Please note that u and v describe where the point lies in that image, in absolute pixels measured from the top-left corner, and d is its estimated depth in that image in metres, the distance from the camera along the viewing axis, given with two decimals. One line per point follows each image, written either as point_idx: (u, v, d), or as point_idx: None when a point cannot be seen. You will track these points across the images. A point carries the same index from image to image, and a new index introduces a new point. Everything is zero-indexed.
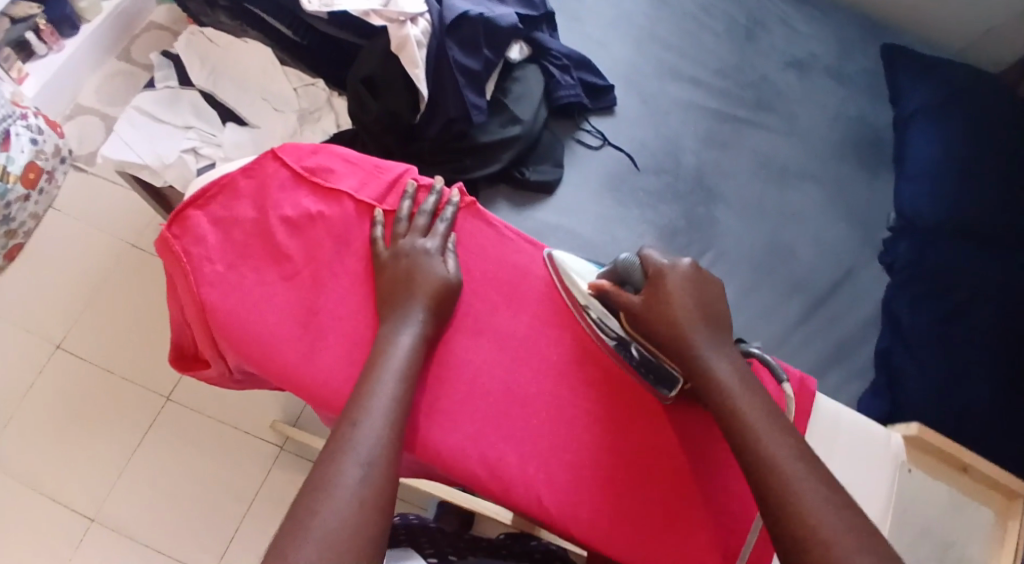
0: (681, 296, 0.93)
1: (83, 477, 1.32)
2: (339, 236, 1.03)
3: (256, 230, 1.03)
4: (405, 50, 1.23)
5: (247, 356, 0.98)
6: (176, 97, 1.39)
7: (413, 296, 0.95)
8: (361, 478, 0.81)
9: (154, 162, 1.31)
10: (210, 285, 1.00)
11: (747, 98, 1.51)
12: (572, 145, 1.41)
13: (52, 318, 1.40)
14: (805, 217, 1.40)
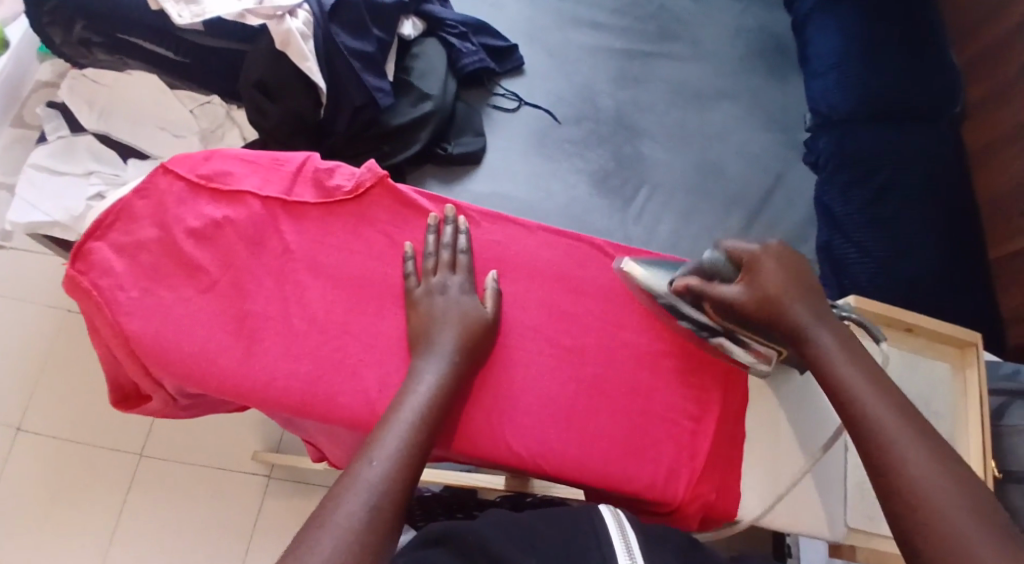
0: (779, 286, 0.75)
1: (74, 548, 1.28)
2: (252, 238, 0.80)
3: (164, 250, 0.79)
4: (291, 46, 1.02)
5: (191, 378, 0.76)
6: (72, 146, 1.11)
7: (443, 327, 0.75)
8: (365, 520, 0.63)
9: (64, 217, 1.05)
10: (130, 315, 0.76)
11: (649, 30, 1.42)
12: (488, 113, 1.29)
13: (5, 400, 1.35)
14: (727, 133, 1.35)
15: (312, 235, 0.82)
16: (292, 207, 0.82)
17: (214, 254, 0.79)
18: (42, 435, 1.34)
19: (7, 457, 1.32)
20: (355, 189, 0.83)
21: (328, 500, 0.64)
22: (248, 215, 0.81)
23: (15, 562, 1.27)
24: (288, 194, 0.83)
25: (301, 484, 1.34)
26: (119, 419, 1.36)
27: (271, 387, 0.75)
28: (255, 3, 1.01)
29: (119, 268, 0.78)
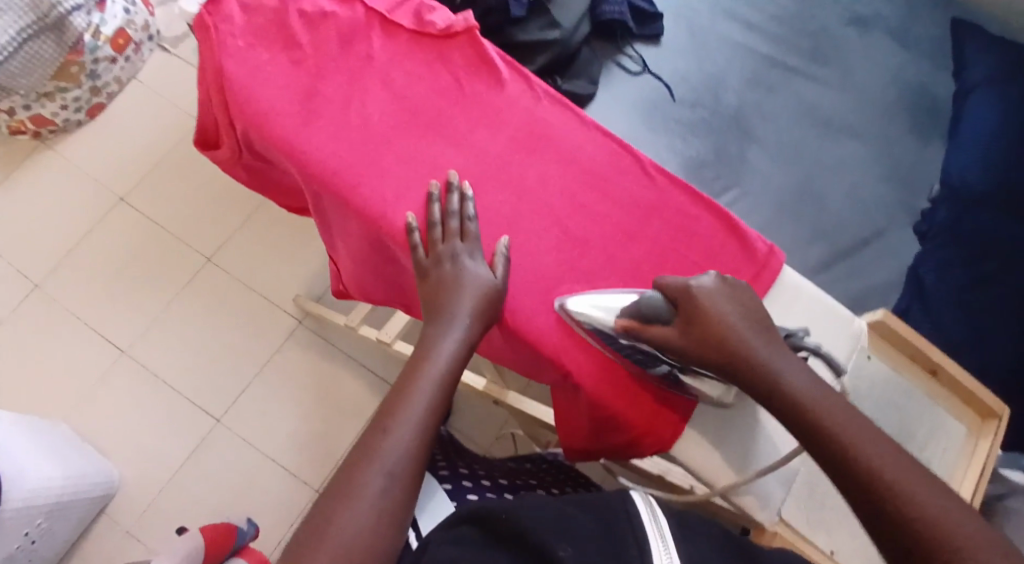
0: (723, 318, 0.71)
1: (125, 314, 1.43)
2: (348, 40, 0.87)
3: (276, 20, 0.87)
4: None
5: (256, 131, 0.84)
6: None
7: (460, 298, 0.76)
8: (384, 489, 0.69)
9: None
10: (231, 59, 0.85)
11: (802, 47, 1.39)
12: (610, 68, 1.31)
13: (120, 173, 1.52)
14: (843, 170, 1.30)
15: (395, 54, 0.87)
16: (388, 25, 0.88)
17: (311, 37, 0.87)
18: (135, 212, 1.50)
19: (102, 218, 1.49)
20: (446, 30, 0.88)
21: (353, 470, 0.70)
22: (352, 17, 0.88)
23: (74, 306, 1.43)
24: (387, 14, 0.89)
25: (323, 342, 1.43)
26: (199, 223, 1.50)
27: (312, 161, 0.82)
28: None
29: (237, 19, 0.87)
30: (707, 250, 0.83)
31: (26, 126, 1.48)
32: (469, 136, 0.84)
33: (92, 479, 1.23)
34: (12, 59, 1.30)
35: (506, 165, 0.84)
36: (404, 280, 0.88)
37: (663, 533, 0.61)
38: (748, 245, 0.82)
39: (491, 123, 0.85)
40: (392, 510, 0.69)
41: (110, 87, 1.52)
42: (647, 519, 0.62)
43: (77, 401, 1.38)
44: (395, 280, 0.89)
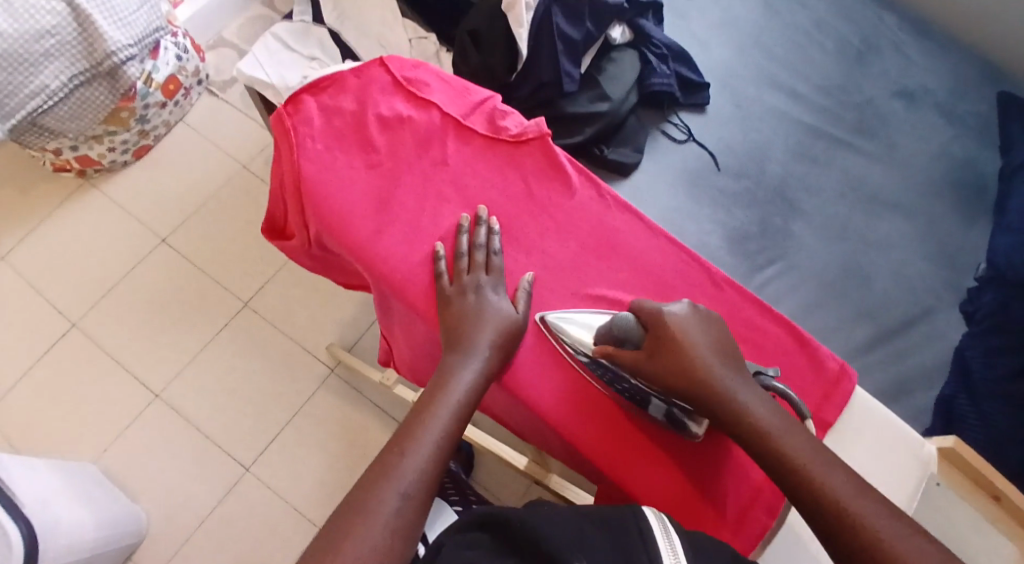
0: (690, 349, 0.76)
1: (161, 357, 1.44)
2: (424, 144, 0.89)
3: (354, 122, 0.90)
4: (512, 10, 1.07)
5: (331, 233, 0.86)
6: (307, 33, 1.19)
7: (481, 330, 0.79)
8: (399, 508, 0.70)
9: (278, 83, 1.12)
10: (310, 162, 0.88)
11: (848, 120, 1.39)
12: (656, 136, 1.32)
13: (163, 215, 1.54)
14: (888, 247, 1.28)
15: (469, 157, 0.89)
16: (462, 129, 0.90)
17: (387, 140, 0.89)
18: (176, 253, 1.52)
19: (144, 258, 1.51)
20: (518, 135, 0.90)
21: (367, 489, 0.71)
22: (428, 123, 0.90)
23: (112, 346, 1.45)
24: (461, 118, 0.91)
25: (354, 392, 1.43)
26: (239, 267, 1.51)
27: (388, 267, 0.84)
28: None
29: (317, 123, 0.90)
30: (775, 367, 0.83)
31: (70, 164, 1.50)
32: (541, 244, 0.86)
33: (122, 527, 1.23)
34: (62, 104, 1.33)
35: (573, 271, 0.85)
36: None
37: (676, 550, 0.62)
38: (819, 365, 0.82)
39: (561, 229, 0.87)
40: (404, 529, 0.70)
41: (159, 130, 1.56)
42: (660, 538, 0.63)
43: (111, 442, 1.39)
44: None
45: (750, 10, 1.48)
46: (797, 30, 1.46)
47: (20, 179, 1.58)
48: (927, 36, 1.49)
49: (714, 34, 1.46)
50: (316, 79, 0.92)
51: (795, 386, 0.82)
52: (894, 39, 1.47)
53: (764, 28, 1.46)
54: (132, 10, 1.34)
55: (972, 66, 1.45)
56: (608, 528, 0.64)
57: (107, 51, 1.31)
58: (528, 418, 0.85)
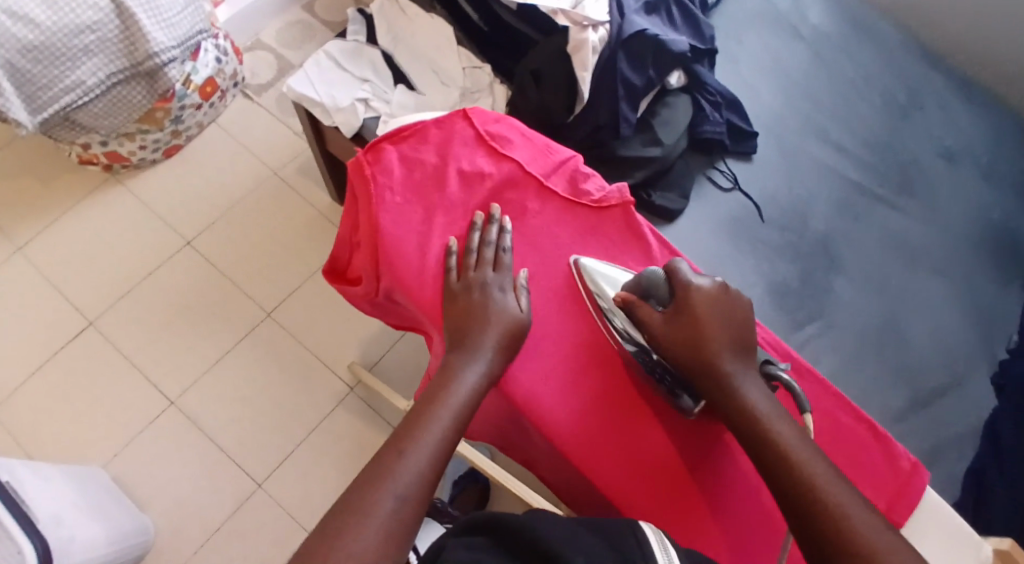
0: (717, 319, 0.80)
1: (179, 362, 1.42)
2: (507, 203, 0.92)
3: (435, 175, 0.93)
4: (578, 53, 1.05)
5: (405, 288, 0.88)
6: (360, 53, 1.20)
7: (486, 330, 0.81)
8: (395, 511, 0.69)
9: (328, 102, 1.15)
10: (389, 213, 0.90)
11: (891, 176, 1.37)
12: (701, 181, 1.31)
13: (191, 217, 1.52)
14: (927, 309, 1.26)
15: (549, 218, 0.92)
16: (544, 189, 0.93)
17: (469, 198, 0.92)
18: (201, 257, 1.49)
19: (167, 261, 1.49)
20: (600, 201, 0.93)
21: (364, 490, 0.70)
22: (510, 181, 0.93)
23: (130, 348, 1.42)
24: (544, 178, 0.94)
25: (372, 413, 1.41)
26: (263, 276, 1.49)
27: None
28: (570, 6, 1.05)
29: (397, 174, 0.92)
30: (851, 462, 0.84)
31: (97, 158, 1.47)
32: None
33: (131, 538, 1.21)
34: (97, 99, 1.30)
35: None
36: (526, 446, 0.91)
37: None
38: (893, 461, 0.84)
39: None
40: (398, 532, 0.69)
41: (191, 129, 1.55)
42: (656, 548, 0.67)
43: (121, 446, 1.36)
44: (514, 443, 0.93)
45: (799, 57, 1.46)
46: (845, 80, 1.45)
47: (44, 168, 1.55)
48: (973, 96, 1.47)
49: (762, 78, 1.44)
50: (397, 128, 0.96)
51: (870, 481, 0.84)
52: (941, 97, 1.46)
53: (811, 75, 1.45)
54: (177, 11, 1.31)
55: (1015, 131, 1.44)
56: (605, 538, 0.67)
57: (149, 52, 1.28)
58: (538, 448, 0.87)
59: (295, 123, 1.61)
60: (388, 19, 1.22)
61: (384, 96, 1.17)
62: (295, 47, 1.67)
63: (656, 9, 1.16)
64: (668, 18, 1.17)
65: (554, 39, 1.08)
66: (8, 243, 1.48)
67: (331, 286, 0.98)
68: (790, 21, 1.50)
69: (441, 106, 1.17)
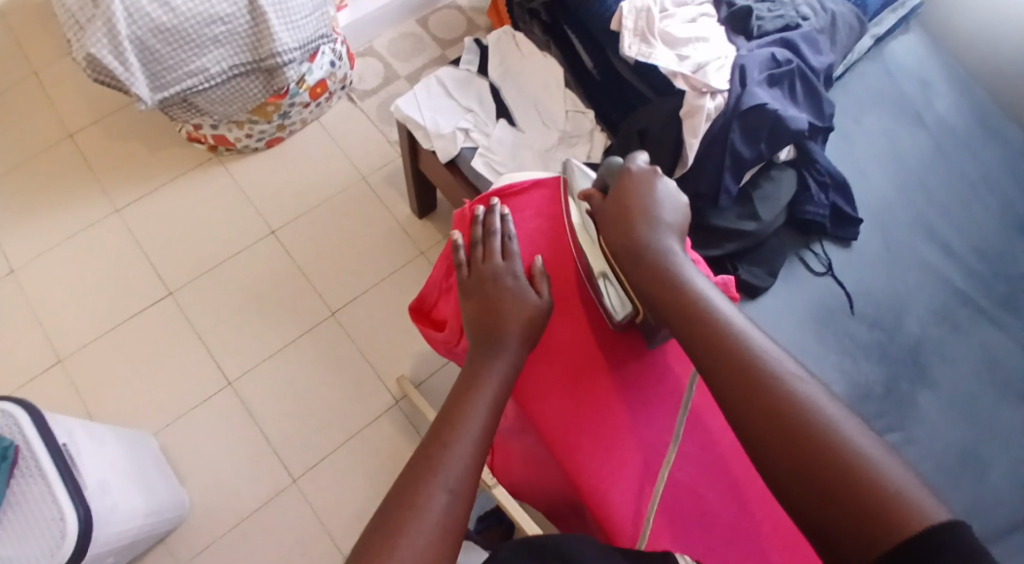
0: (638, 195, 0.91)
1: (243, 346, 1.45)
2: None
3: (536, 234, 0.98)
4: (691, 118, 1.03)
5: None
6: (469, 82, 1.21)
7: (506, 329, 0.87)
8: (447, 504, 0.73)
9: (430, 126, 1.16)
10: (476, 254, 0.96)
11: (996, 290, 1.29)
12: (793, 262, 1.26)
13: (280, 208, 1.56)
14: (1012, 440, 1.18)
15: None
16: None
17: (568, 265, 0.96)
18: (282, 248, 1.52)
19: (251, 246, 1.52)
20: None
21: (416, 482, 0.74)
22: None
23: (202, 326, 1.46)
24: None
25: (415, 430, 1.41)
26: (337, 275, 1.51)
27: (542, 405, 0.90)
28: (690, 70, 1.03)
29: None
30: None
31: (204, 138, 1.52)
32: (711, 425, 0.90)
33: (167, 512, 1.23)
34: (216, 87, 1.34)
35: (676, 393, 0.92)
36: (580, 523, 0.93)
37: None
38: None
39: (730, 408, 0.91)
40: (452, 526, 0.72)
41: (295, 125, 1.59)
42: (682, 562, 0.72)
43: (176, 417, 1.39)
44: (569, 517, 0.95)
45: (918, 149, 1.40)
46: (963, 181, 1.38)
47: (154, 138, 1.61)
48: None
49: (875, 164, 1.38)
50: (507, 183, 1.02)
51: None
52: None
53: (929, 170, 1.38)
54: (304, 14, 1.35)
55: None
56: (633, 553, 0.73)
57: (273, 50, 1.32)
58: (560, 486, 0.93)
59: (391, 132, 1.63)
60: (503, 53, 1.23)
61: (485, 128, 1.18)
62: (406, 59, 1.69)
63: (779, 81, 1.09)
64: (789, 92, 1.10)
65: (668, 102, 1.06)
66: (108, 204, 1.55)
67: (413, 323, 1.03)
68: (915, 110, 1.44)
69: (540, 145, 1.16)
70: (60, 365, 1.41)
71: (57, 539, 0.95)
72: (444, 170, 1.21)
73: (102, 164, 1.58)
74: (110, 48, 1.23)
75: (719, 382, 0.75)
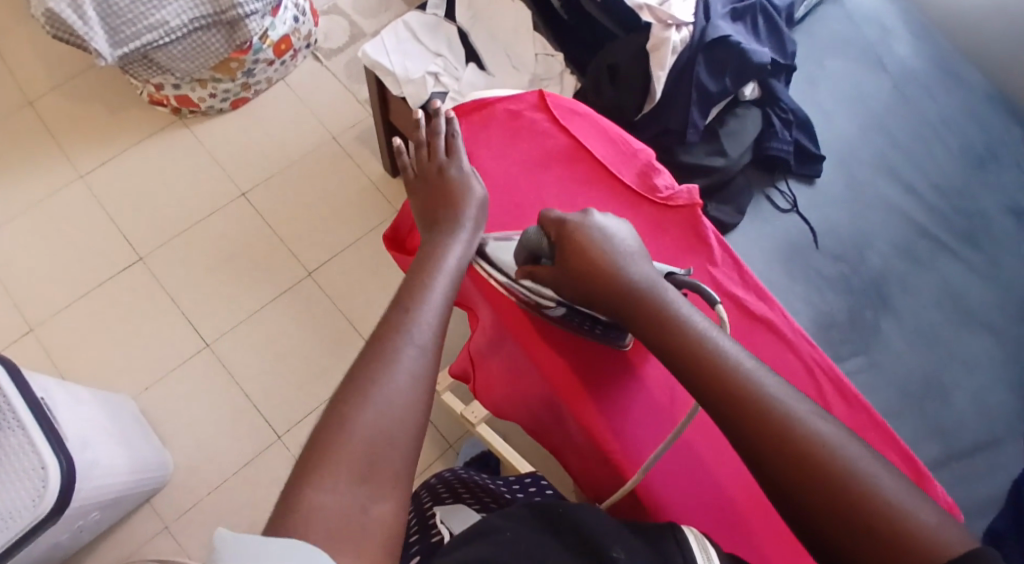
0: (585, 247, 0.84)
1: (218, 307, 1.44)
2: (572, 187, 0.98)
3: (503, 148, 1.01)
4: (658, 52, 1.04)
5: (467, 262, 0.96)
6: (437, 27, 1.22)
7: (452, 212, 0.92)
8: (416, 358, 0.74)
9: (399, 72, 1.17)
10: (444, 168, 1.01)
11: (955, 225, 1.33)
12: (760, 200, 1.30)
13: (249, 169, 1.55)
14: (973, 365, 1.22)
15: (613, 205, 0.98)
16: (616, 182, 0.99)
17: (536, 178, 0.99)
18: (254, 210, 1.52)
19: (221, 209, 1.51)
20: (669, 196, 0.98)
21: (382, 340, 0.75)
22: (576, 161, 1.00)
23: (175, 288, 1.45)
24: (614, 170, 1.00)
25: None
26: (310, 234, 1.51)
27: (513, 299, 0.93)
28: (656, 3, 1.05)
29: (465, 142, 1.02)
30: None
31: (167, 100, 1.51)
32: None
33: (151, 469, 1.23)
34: (176, 43, 1.33)
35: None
36: (555, 432, 0.95)
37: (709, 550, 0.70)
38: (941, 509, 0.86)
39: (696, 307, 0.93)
40: (422, 377, 0.73)
41: (260, 85, 1.58)
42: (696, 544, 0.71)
43: (154, 380, 1.38)
44: (545, 430, 0.96)
45: (880, 90, 1.43)
46: (924, 121, 1.41)
47: (118, 103, 1.58)
48: None
49: (839, 105, 1.41)
50: (476, 103, 1.06)
51: None
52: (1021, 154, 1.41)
53: (891, 110, 1.41)
54: None
55: None
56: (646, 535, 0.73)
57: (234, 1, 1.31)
58: (532, 387, 0.94)
59: (360, 91, 1.62)
60: None
61: (454, 73, 1.19)
62: (370, 17, 1.68)
63: (742, 16, 1.13)
64: (753, 28, 1.14)
65: (637, 36, 1.07)
66: (74, 171, 1.52)
67: (387, 248, 1.05)
68: (876, 53, 1.47)
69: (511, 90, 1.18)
70: (32, 334, 1.40)
71: (40, 487, 0.95)
72: (415, 118, 1.22)
73: (64, 130, 1.55)
74: (68, 2, 1.23)
75: (779, 483, 0.69)
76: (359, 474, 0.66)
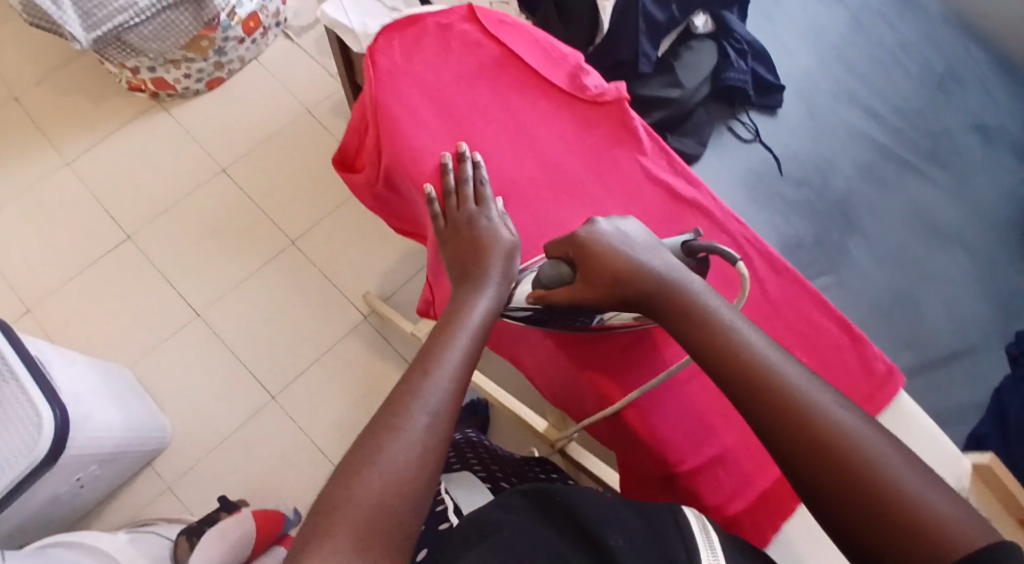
0: (600, 262, 0.79)
1: (205, 279, 1.48)
2: (507, 96, 0.97)
3: (436, 62, 0.98)
4: None
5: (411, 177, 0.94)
6: None
7: (481, 257, 0.85)
8: (425, 423, 0.68)
9: (358, 27, 1.19)
10: (378, 85, 0.97)
11: (920, 145, 1.33)
12: (721, 131, 1.32)
13: (228, 145, 1.59)
14: (944, 280, 1.23)
15: (546, 111, 0.97)
16: (548, 87, 0.98)
17: (471, 89, 0.97)
18: (235, 184, 1.55)
19: (203, 184, 1.55)
20: (599, 95, 0.96)
21: (390, 404, 0.68)
22: (508, 70, 0.98)
23: (162, 264, 1.49)
24: (545, 76, 0.98)
25: (383, 342, 1.45)
26: (291, 204, 1.54)
27: None
28: None
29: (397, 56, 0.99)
30: (828, 365, 0.88)
31: (145, 84, 1.56)
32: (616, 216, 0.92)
33: (148, 432, 1.26)
34: (147, 23, 1.37)
35: (575, 178, 0.93)
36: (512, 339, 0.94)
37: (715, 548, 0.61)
38: (869, 367, 0.87)
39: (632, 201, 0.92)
40: (430, 443, 0.67)
41: (234, 64, 1.61)
42: (699, 535, 0.62)
43: (147, 351, 1.43)
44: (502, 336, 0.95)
45: (838, 19, 1.43)
46: (882, 46, 1.41)
47: (98, 91, 1.63)
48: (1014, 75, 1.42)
49: (798, 38, 1.42)
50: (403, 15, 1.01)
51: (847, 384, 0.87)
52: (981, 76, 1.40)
53: (849, 39, 1.41)
54: None
55: None
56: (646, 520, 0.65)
57: None
58: None
59: (330, 65, 1.65)
60: None
61: None
62: None
63: None
64: None
65: None
66: (59, 159, 1.57)
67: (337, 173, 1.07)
68: None
69: None
70: (29, 314, 1.45)
71: (34, 434, 0.99)
72: None
73: (50, 120, 1.60)
74: None
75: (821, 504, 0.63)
76: (356, 547, 0.61)
